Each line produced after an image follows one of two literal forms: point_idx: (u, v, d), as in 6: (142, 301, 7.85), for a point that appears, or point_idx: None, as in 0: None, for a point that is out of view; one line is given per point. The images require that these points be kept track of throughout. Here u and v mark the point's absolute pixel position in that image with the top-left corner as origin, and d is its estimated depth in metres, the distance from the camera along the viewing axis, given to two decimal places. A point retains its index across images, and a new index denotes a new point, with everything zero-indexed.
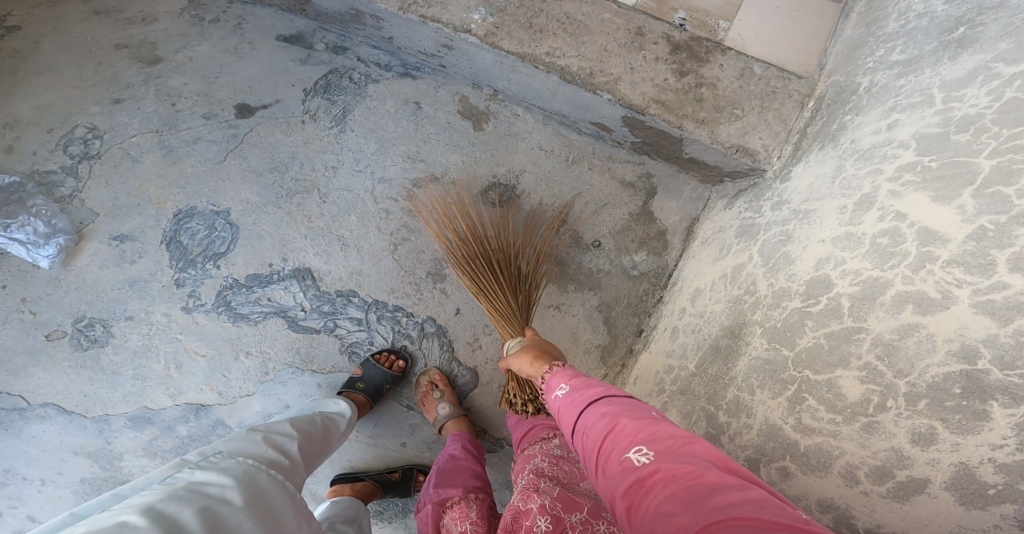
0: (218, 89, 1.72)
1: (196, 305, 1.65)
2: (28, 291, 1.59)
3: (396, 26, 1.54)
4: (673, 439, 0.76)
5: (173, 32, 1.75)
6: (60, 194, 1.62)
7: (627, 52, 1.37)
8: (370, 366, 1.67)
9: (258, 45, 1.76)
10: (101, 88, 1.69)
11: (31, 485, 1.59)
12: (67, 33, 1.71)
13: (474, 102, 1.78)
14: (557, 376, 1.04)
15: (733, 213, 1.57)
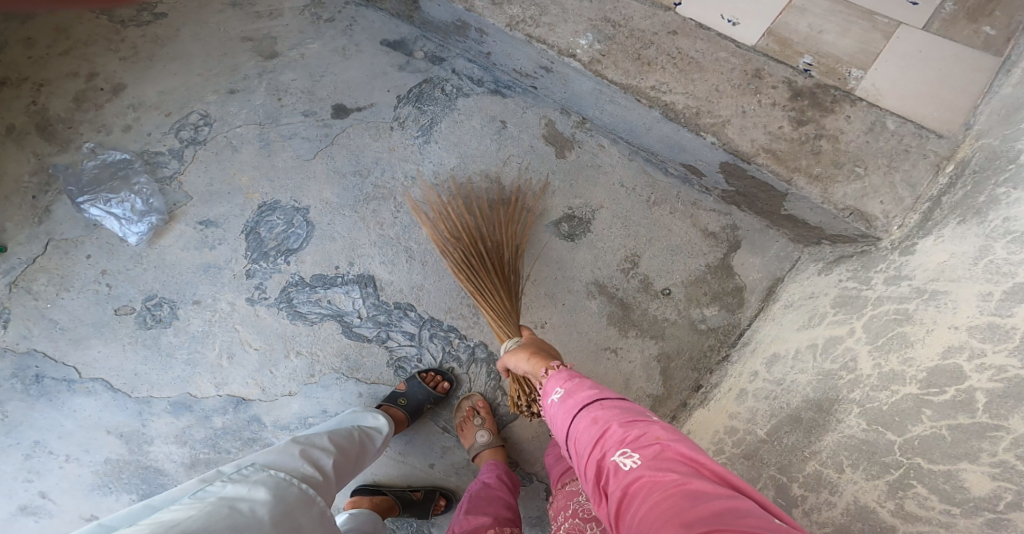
0: (319, 87, 1.73)
1: (260, 298, 1.65)
2: (109, 263, 1.62)
3: (499, 43, 1.52)
4: (662, 445, 0.71)
5: (292, 29, 1.79)
6: (162, 174, 1.66)
7: (743, 95, 1.27)
8: (416, 382, 1.59)
9: (363, 48, 1.77)
10: (221, 78, 1.74)
11: (55, 459, 1.57)
12: (204, 25, 1.81)
13: (560, 128, 1.71)
14: (551, 380, 0.96)
15: (831, 280, 1.42)
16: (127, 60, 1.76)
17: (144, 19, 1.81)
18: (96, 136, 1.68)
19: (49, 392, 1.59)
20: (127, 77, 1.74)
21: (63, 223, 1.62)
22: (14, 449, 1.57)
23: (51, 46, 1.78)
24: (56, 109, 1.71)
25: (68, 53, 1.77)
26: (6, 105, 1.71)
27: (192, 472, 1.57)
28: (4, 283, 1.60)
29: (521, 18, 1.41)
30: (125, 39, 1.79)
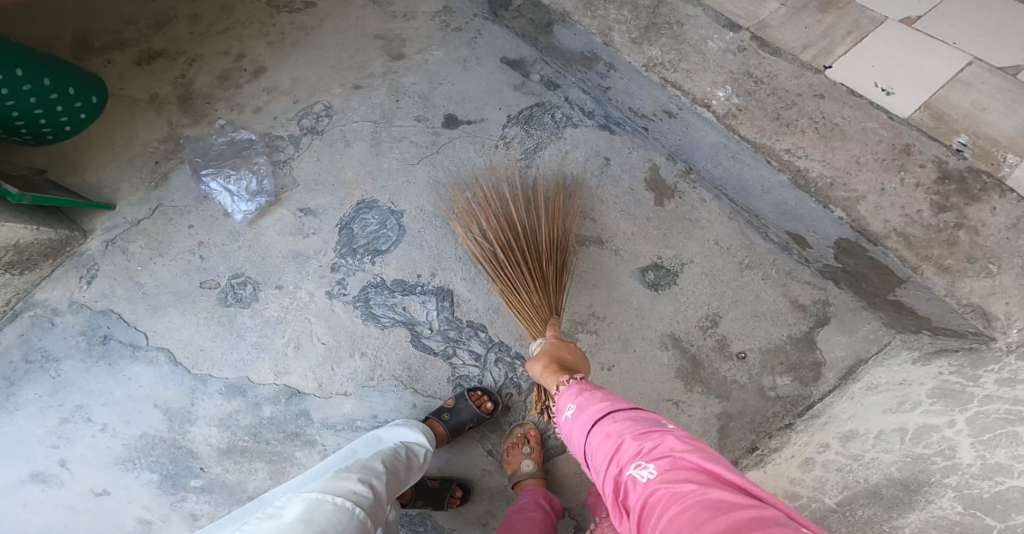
0: (436, 95, 1.75)
1: (338, 293, 1.65)
2: (208, 237, 1.62)
3: (624, 82, 1.54)
4: (674, 456, 0.73)
5: (422, 35, 1.83)
6: (277, 158, 1.68)
7: (885, 170, 1.25)
8: (464, 401, 1.54)
9: (484, 63, 1.79)
10: (349, 72, 1.77)
11: (91, 428, 1.54)
12: (346, 19, 1.85)
13: (664, 174, 1.67)
14: (566, 394, 1.04)
15: (928, 371, 1.31)
16: (274, 44, 1.80)
17: (297, 6, 1.86)
18: (228, 115, 1.71)
19: (111, 355, 1.57)
20: (269, 61, 1.78)
21: (173, 191, 1.64)
22: (53, 411, 1.55)
23: (212, 21, 1.83)
24: (200, 85, 1.74)
25: (226, 33, 1.82)
26: (156, 75, 1.75)
27: (224, 458, 1.54)
28: (101, 240, 1.61)
29: (659, 60, 1.43)
30: (276, 24, 1.83)
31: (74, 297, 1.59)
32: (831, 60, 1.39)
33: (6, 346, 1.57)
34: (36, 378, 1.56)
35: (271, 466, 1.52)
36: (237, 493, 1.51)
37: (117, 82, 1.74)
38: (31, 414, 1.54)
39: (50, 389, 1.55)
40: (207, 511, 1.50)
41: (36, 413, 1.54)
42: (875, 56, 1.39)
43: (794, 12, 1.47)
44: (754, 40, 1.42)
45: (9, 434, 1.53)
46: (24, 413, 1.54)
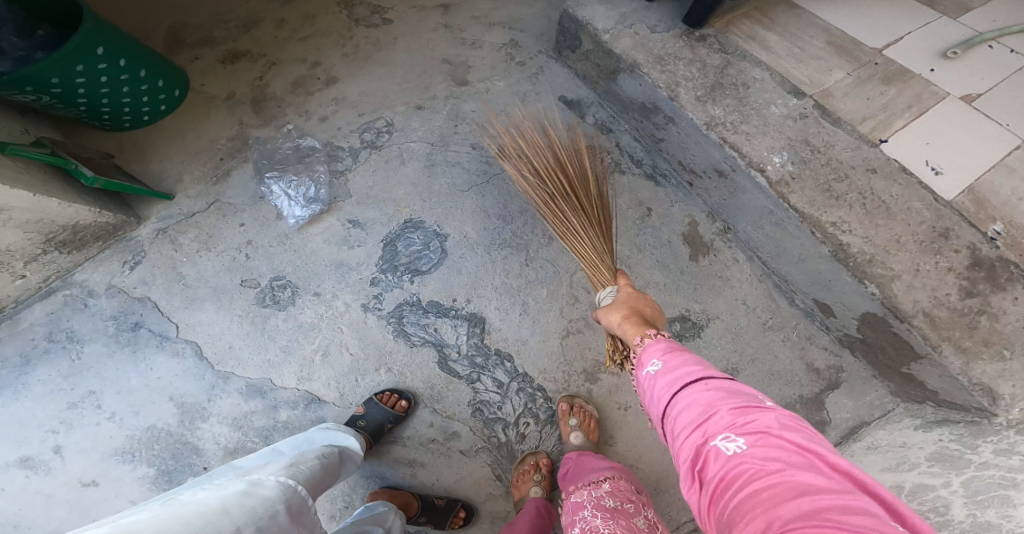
0: (492, 125, 1.80)
1: (373, 307, 1.69)
2: (258, 236, 1.66)
3: (680, 134, 1.59)
4: (769, 435, 0.74)
5: (486, 63, 1.88)
6: (336, 168, 1.72)
7: (923, 251, 1.32)
8: (373, 404, 1.57)
9: (542, 98, 1.85)
10: (413, 92, 1.82)
11: (98, 416, 1.51)
12: (417, 39, 1.91)
13: (702, 231, 1.74)
14: (649, 349, 1.00)
15: (926, 436, 1.37)
16: (349, 57, 1.86)
17: (374, 22, 1.92)
18: (296, 120, 1.76)
19: (136, 342, 1.56)
20: (341, 73, 1.83)
21: (233, 190, 1.68)
22: (62, 395, 1.52)
23: (297, 28, 1.89)
24: (275, 89, 1.79)
25: (306, 40, 1.87)
26: (236, 74, 1.80)
27: (232, 458, 1.53)
28: (151, 228, 1.64)
29: (720, 120, 1.49)
30: (353, 37, 1.89)
31: (113, 281, 1.60)
32: (888, 133, 1.44)
33: (31, 321, 1.56)
34: (53, 358, 1.54)
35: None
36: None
37: (198, 78, 1.80)
38: (37, 396, 1.51)
39: (64, 372, 1.53)
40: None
41: (42, 396, 1.51)
42: (933, 132, 1.44)
43: (859, 82, 1.52)
44: (816, 109, 1.48)
45: (9, 415, 1.50)
46: (29, 394, 1.51)
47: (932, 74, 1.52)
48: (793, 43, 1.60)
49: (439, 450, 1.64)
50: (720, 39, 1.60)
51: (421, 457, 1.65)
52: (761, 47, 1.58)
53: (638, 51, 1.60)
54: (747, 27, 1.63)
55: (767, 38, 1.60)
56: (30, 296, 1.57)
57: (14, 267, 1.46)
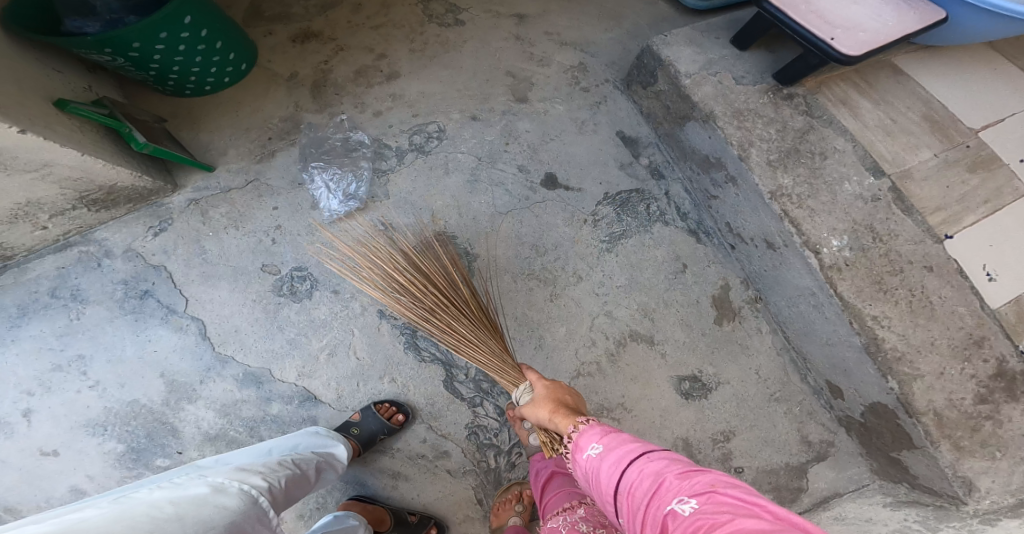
0: (543, 150, 1.73)
1: (389, 315, 1.66)
2: (288, 222, 1.60)
3: (738, 197, 1.54)
4: (716, 492, 0.73)
5: (549, 84, 1.81)
6: (379, 166, 1.67)
7: (953, 356, 1.33)
8: (371, 413, 1.53)
9: (600, 130, 1.78)
10: (471, 101, 1.76)
11: (81, 383, 1.45)
12: (486, 45, 1.83)
13: (733, 295, 1.67)
14: (584, 434, 0.97)
15: (897, 515, 1.35)
16: (415, 53, 1.79)
17: (446, 22, 1.85)
18: (351, 111, 1.70)
19: (140, 311, 1.50)
20: (404, 69, 1.77)
21: (275, 172, 1.63)
22: (49, 354, 1.45)
23: (371, 15, 1.84)
24: (338, 75, 1.74)
25: (378, 29, 1.81)
26: (304, 55, 1.75)
27: (208, 445, 1.47)
28: (185, 197, 1.59)
29: (787, 191, 1.44)
30: (423, 34, 1.83)
31: (133, 245, 1.54)
32: (954, 229, 1.40)
33: (39, 272, 1.50)
34: (52, 314, 1.48)
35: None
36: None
37: (267, 54, 1.75)
38: (23, 353, 1.45)
39: (58, 330, 1.47)
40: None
41: (28, 353, 1.45)
42: (998, 234, 1.40)
43: (941, 167, 1.45)
44: (891, 192, 1.43)
45: None
46: (15, 349, 1.45)
47: (1023, 164, 1.45)
48: (886, 113, 1.52)
49: (426, 466, 1.61)
50: (808, 101, 1.53)
51: (410, 472, 1.61)
52: (850, 114, 1.51)
53: (717, 101, 1.52)
54: (842, 90, 1.54)
55: (859, 104, 1.52)
56: (44, 247, 1.52)
57: (36, 219, 1.41)
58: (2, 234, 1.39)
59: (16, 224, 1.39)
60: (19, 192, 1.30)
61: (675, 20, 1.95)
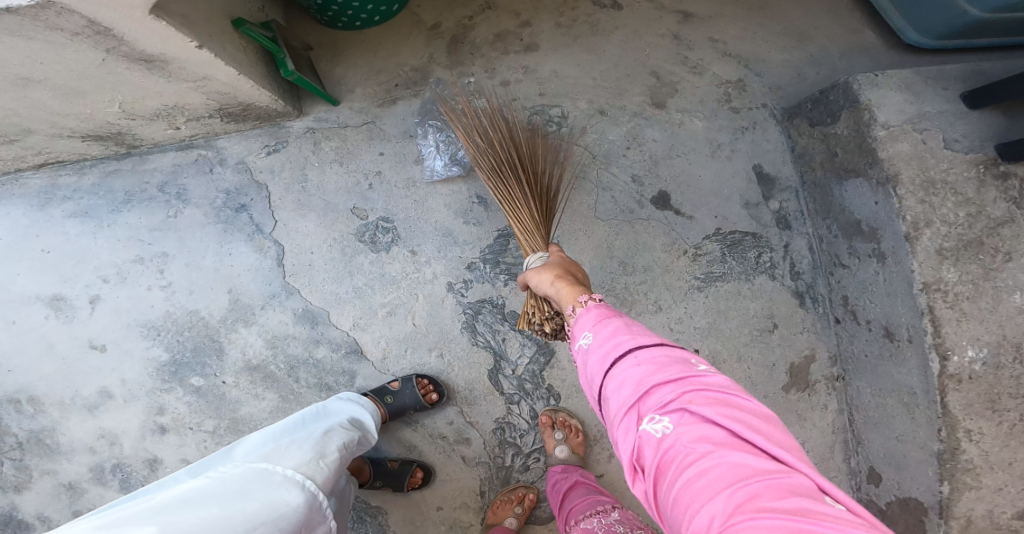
0: (664, 165, 1.66)
1: (457, 290, 1.58)
2: (388, 171, 1.55)
3: (877, 274, 1.46)
4: (696, 412, 0.62)
5: (697, 95, 1.70)
6: None
7: (1020, 477, 1.32)
8: (408, 386, 1.48)
9: (735, 158, 1.68)
10: (605, 93, 1.67)
11: (157, 282, 1.48)
12: (638, 38, 1.72)
13: (811, 368, 1.60)
14: (580, 317, 0.86)
15: None
16: (561, 29, 1.70)
17: (604, 3, 1.73)
18: (480, 77, 1.63)
19: (229, 223, 1.50)
20: (544, 44, 1.68)
21: (391, 119, 1.57)
22: (135, 246, 1.48)
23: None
24: (478, 36, 1.65)
25: None
26: (451, 5, 1.66)
27: (244, 373, 1.50)
28: (305, 124, 1.54)
29: (944, 286, 1.35)
30: (574, 9, 1.72)
31: (246, 159, 1.51)
32: None
33: (157, 165, 1.50)
34: (153, 206, 1.49)
35: (281, 404, 1.50)
36: (224, 411, 1.49)
37: None
38: (114, 238, 1.47)
39: (152, 225, 1.48)
40: (177, 412, 1.48)
41: (118, 240, 1.47)
42: None
43: None
44: None
45: (75, 246, 1.47)
46: (107, 233, 1.47)
47: None
48: None
49: (444, 447, 1.57)
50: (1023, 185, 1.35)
51: (428, 450, 1.57)
52: None
53: (908, 163, 1.40)
54: None
55: None
56: (169, 143, 1.50)
57: (172, 120, 1.37)
58: (139, 128, 1.37)
59: (154, 120, 1.36)
60: (172, 96, 1.25)
61: (878, 54, 1.75)
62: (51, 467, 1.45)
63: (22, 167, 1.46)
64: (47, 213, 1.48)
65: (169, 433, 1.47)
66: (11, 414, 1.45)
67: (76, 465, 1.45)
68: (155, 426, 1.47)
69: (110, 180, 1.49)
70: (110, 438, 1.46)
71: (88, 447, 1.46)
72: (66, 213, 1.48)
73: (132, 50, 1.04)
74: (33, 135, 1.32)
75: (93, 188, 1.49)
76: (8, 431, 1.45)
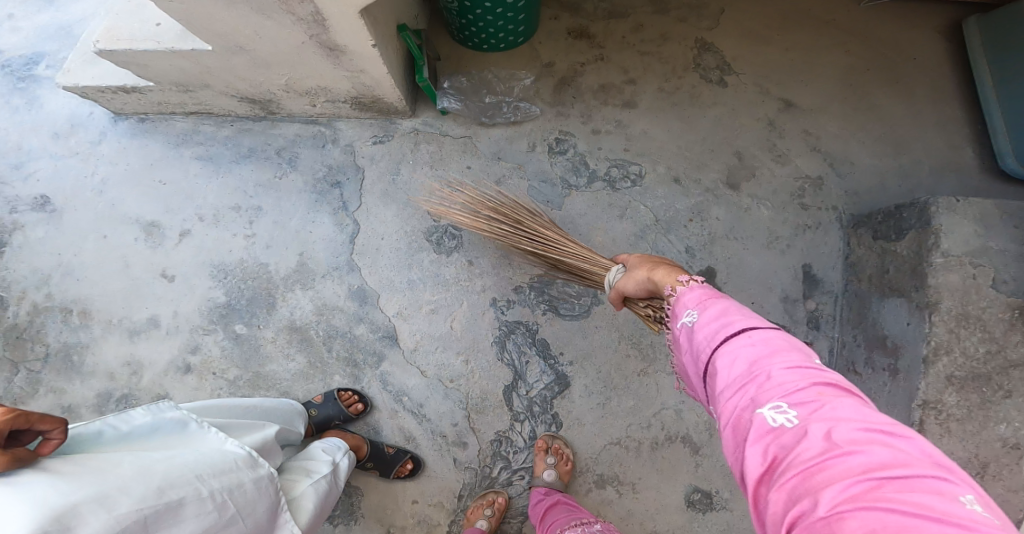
0: (721, 244, 1.74)
1: (499, 307, 1.68)
2: (472, 185, 1.71)
3: (885, 385, 1.55)
4: (824, 403, 0.61)
5: (772, 184, 1.79)
6: (568, 179, 1.72)
7: None
8: (330, 402, 1.56)
9: (789, 253, 1.77)
10: (686, 165, 1.76)
11: (245, 230, 1.67)
12: (733, 117, 1.82)
13: None
14: (684, 298, 0.88)
15: None
16: (664, 92, 1.82)
17: (710, 79, 1.85)
18: (574, 125, 1.77)
19: (324, 196, 1.70)
20: (643, 103, 1.80)
21: (485, 138, 1.74)
22: (240, 195, 1.70)
23: (646, 40, 1.88)
24: (585, 83, 1.81)
25: (644, 56, 1.86)
26: (569, 50, 1.84)
27: (285, 332, 1.62)
28: (413, 125, 1.76)
29: (942, 407, 1.43)
30: (681, 79, 1.85)
31: (355, 143, 1.74)
32: None
33: (283, 132, 1.75)
34: (266, 165, 1.72)
35: (307, 368, 1.61)
36: (251, 364, 1.60)
37: (542, 35, 1.86)
38: (224, 184, 1.70)
39: (262, 181, 1.71)
40: (210, 355, 1.60)
41: (228, 185, 1.70)
42: None
43: None
44: None
45: (188, 184, 1.70)
46: (220, 180, 1.70)
47: None
48: None
49: (441, 445, 1.62)
50: None
51: (423, 445, 1.62)
52: None
53: (953, 295, 1.44)
54: None
55: None
56: (299, 116, 1.76)
57: (314, 99, 1.65)
58: (287, 99, 1.66)
59: (301, 96, 1.64)
60: (328, 80, 1.53)
61: (967, 175, 1.81)
62: (61, 387, 1.54)
63: (176, 110, 1.74)
64: (178, 151, 1.73)
65: (191, 374, 1.58)
66: (58, 324, 1.59)
67: (85, 388, 1.55)
68: (183, 364, 1.58)
69: (241, 136, 1.74)
70: (133, 368, 1.57)
71: (108, 373, 1.56)
72: (195, 155, 1.72)
73: (328, 38, 1.32)
74: (206, 89, 1.62)
75: (224, 140, 1.74)
76: (42, 340, 1.57)
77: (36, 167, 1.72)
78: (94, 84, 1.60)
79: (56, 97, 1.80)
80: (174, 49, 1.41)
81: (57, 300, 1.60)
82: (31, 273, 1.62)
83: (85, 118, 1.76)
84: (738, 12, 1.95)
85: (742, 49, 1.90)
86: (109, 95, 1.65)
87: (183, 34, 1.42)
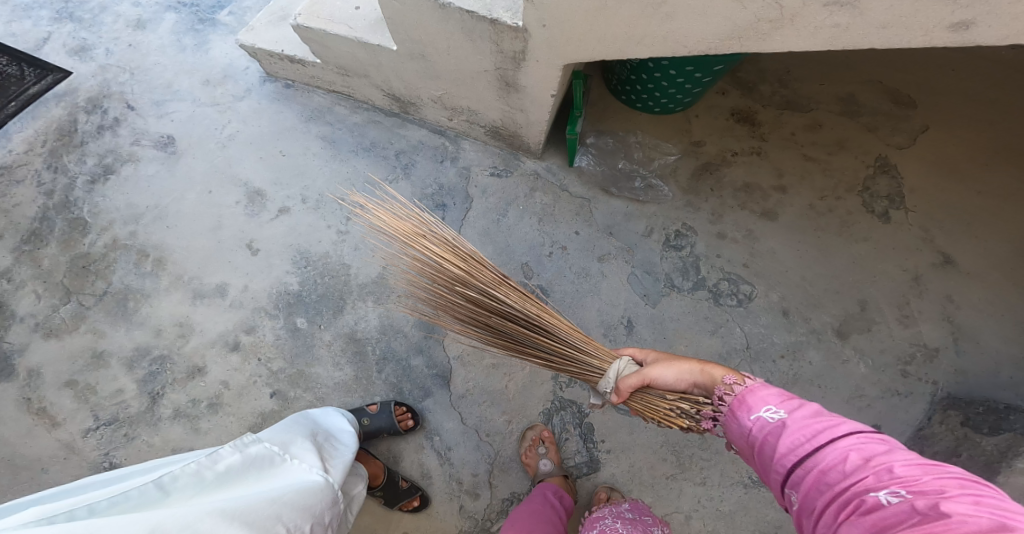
0: (801, 387, 1.53)
1: (560, 382, 1.54)
2: (572, 250, 1.61)
3: None
4: (949, 495, 0.54)
5: (883, 342, 1.56)
6: (675, 282, 1.61)
7: None
8: (385, 412, 1.43)
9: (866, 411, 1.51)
10: (799, 297, 1.61)
11: (338, 223, 1.61)
12: (880, 260, 1.64)
13: None
14: (753, 391, 0.78)
15: None
16: (815, 209, 1.69)
17: (874, 208, 1.69)
18: (698, 220, 1.67)
19: (423, 215, 1.62)
20: (784, 217, 1.69)
21: (603, 207, 1.66)
22: (344, 187, 1.63)
23: (819, 143, 1.76)
24: (728, 177, 1.72)
25: (804, 165, 1.73)
26: (728, 134, 1.76)
27: (342, 340, 1.52)
28: (536, 167, 1.70)
29: None
30: (840, 201, 1.70)
31: (471, 167, 1.68)
32: None
33: (407, 134, 1.70)
34: (382, 164, 1.66)
35: (351, 382, 1.49)
36: (298, 361, 1.49)
37: (702, 108, 1.80)
38: (336, 171, 1.65)
39: (371, 180, 1.64)
40: (260, 339, 1.50)
41: (341, 173, 1.65)
42: None
43: None
44: None
45: (302, 162, 1.66)
46: (336, 165, 1.66)
47: None
48: None
49: None
50: None
51: (437, 485, 1.45)
52: None
53: None
54: None
55: None
56: (428, 122, 1.71)
57: (454, 114, 1.57)
58: (427, 107, 1.59)
59: (443, 110, 1.58)
60: (481, 105, 1.45)
61: None
62: (104, 329, 1.48)
63: (320, 85, 1.73)
64: (306, 127, 1.70)
65: (236, 353, 1.49)
66: (132, 264, 1.54)
67: (126, 338, 1.48)
68: (231, 341, 1.49)
69: (367, 127, 1.71)
70: (182, 330, 1.49)
71: (156, 328, 1.49)
72: (319, 133, 1.69)
73: (513, 75, 1.24)
74: (363, 79, 1.58)
75: (352, 125, 1.71)
76: (107, 276, 1.53)
77: (177, 106, 1.73)
78: (272, 47, 1.60)
79: (223, 45, 1.83)
80: (362, 37, 1.36)
81: (139, 240, 1.57)
82: (125, 207, 1.60)
83: (239, 71, 1.79)
84: (942, 135, 1.76)
85: (928, 180, 1.71)
86: (272, 59, 1.66)
87: (376, 26, 1.37)
